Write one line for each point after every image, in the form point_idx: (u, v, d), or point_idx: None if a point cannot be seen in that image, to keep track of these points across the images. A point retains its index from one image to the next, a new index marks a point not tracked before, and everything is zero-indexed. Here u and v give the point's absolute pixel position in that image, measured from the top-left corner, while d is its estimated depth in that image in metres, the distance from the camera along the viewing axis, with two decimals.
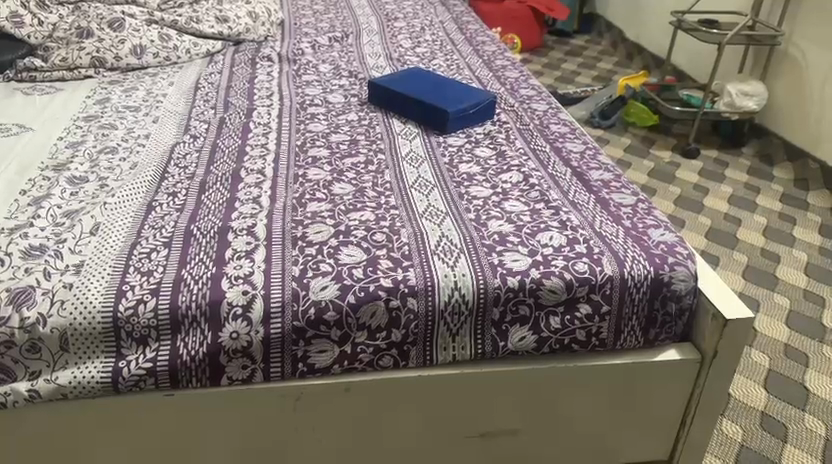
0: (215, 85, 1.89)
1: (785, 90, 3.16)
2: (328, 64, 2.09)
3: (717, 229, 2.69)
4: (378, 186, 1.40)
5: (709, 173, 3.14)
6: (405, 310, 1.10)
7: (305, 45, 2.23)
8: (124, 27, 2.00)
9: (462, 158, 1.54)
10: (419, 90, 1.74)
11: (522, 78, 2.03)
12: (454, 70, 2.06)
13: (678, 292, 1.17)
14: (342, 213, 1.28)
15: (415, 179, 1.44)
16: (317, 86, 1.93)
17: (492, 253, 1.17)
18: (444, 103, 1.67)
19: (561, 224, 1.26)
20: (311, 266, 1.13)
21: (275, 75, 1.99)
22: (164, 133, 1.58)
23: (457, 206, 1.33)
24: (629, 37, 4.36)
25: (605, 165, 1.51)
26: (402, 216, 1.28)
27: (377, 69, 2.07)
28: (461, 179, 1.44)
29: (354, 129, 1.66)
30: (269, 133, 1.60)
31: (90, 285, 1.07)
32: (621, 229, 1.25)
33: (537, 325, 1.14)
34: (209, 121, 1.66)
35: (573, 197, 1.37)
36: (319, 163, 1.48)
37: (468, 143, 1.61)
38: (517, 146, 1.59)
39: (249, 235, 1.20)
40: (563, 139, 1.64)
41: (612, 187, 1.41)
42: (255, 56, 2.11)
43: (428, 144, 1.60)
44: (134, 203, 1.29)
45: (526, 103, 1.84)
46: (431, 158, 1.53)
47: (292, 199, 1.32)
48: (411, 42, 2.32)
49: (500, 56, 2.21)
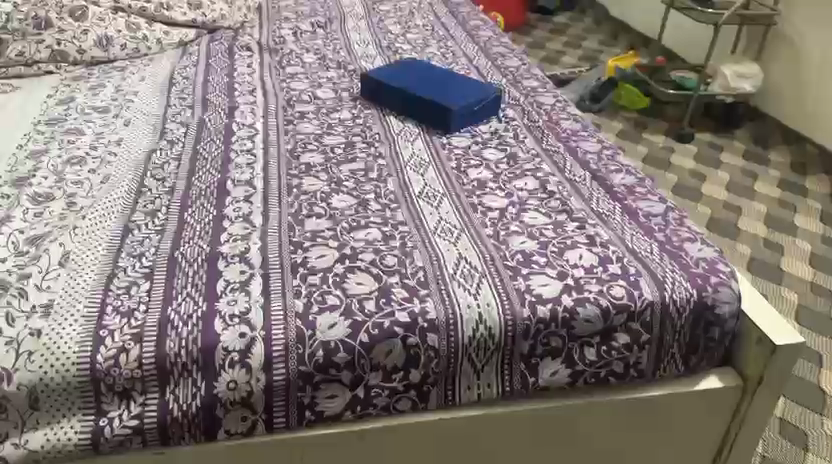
0: (191, 80, 1.72)
1: (782, 73, 3.08)
2: (313, 54, 1.93)
3: (718, 218, 2.61)
4: (382, 197, 1.27)
5: (705, 158, 3.05)
6: (425, 348, 0.98)
7: (286, 32, 2.07)
8: (87, 16, 1.81)
9: (469, 161, 1.41)
10: (420, 84, 1.60)
11: (524, 67, 1.89)
12: (450, 59, 1.91)
13: (721, 316, 1.07)
14: (345, 232, 1.15)
15: (421, 188, 1.31)
16: (304, 79, 1.77)
17: (518, 277, 1.05)
18: (447, 98, 1.53)
19: (588, 239, 1.14)
20: (317, 299, 0.99)
21: (256, 66, 1.83)
22: (137, 139, 1.42)
23: (472, 220, 1.21)
24: (615, 14, 4.24)
25: (625, 166, 1.40)
26: (412, 234, 1.15)
27: (367, 59, 1.92)
28: (471, 187, 1.31)
29: (348, 129, 1.52)
30: (255, 136, 1.45)
31: (62, 331, 0.92)
32: (655, 244, 1.14)
33: (571, 358, 1.02)
34: (187, 123, 1.50)
35: (597, 206, 1.25)
36: (313, 171, 1.34)
37: (475, 143, 1.48)
38: (528, 147, 1.47)
39: (243, 262, 1.06)
40: (576, 138, 1.51)
41: (636, 192, 1.29)
42: (233, 45, 1.94)
43: (432, 146, 1.47)
44: (108, 224, 1.13)
45: (532, 95, 1.71)
46: (436, 163, 1.40)
47: (287, 217, 1.18)
48: (401, 27, 2.17)
49: (496, 42, 2.07)
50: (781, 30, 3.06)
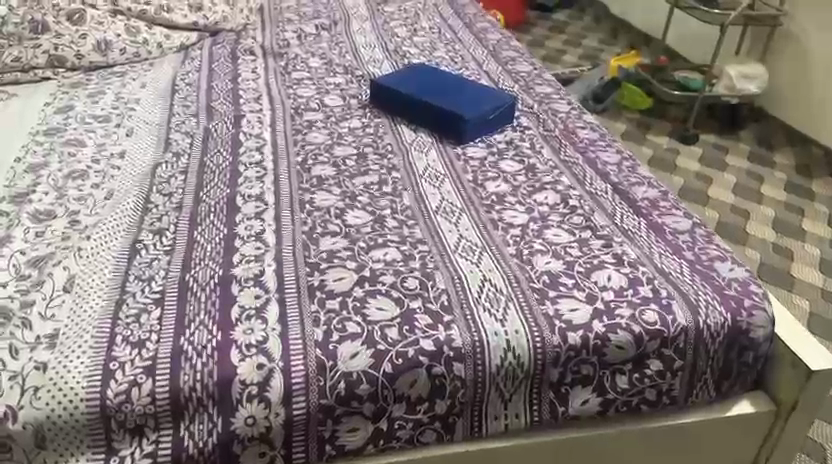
0: (194, 86, 1.66)
1: (787, 74, 3.05)
2: (319, 58, 1.87)
3: (725, 222, 2.57)
4: (398, 212, 1.22)
5: (710, 160, 3.01)
6: (451, 378, 0.93)
7: (290, 35, 2.01)
8: (85, 19, 1.74)
9: (486, 173, 1.36)
10: (431, 91, 1.55)
11: (535, 72, 1.85)
12: (459, 63, 1.87)
13: (755, 340, 1.03)
14: (363, 251, 1.10)
15: (438, 203, 1.26)
16: (310, 85, 1.72)
17: (546, 301, 1.01)
18: (461, 106, 1.49)
19: (616, 258, 1.10)
20: (337, 326, 0.94)
21: (261, 72, 1.77)
22: (141, 150, 1.37)
23: (493, 237, 1.16)
24: (616, 12, 4.19)
25: (646, 179, 1.35)
26: (432, 253, 1.10)
27: (374, 64, 1.86)
28: (489, 201, 1.27)
29: (359, 139, 1.47)
30: (263, 147, 1.40)
31: (68, 364, 0.87)
32: (685, 263, 1.10)
33: (602, 386, 0.98)
34: (192, 133, 1.44)
35: (622, 222, 1.21)
36: (325, 185, 1.29)
37: (490, 154, 1.43)
38: (546, 157, 1.42)
39: (257, 286, 1.01)
40: (594, 147, 1.47)
41: (661, 207, 1.25)
42: (236, 49, 1.88)
43: (446, 157, 1.42)
44: (113, 245, 1.09)
45: (545, 102, 1.67)
46: (452, 175, 1.36)
47: (301, 235, 1.13)
48: (407, 29, 2.11)
49: (505, 45, 2.02)
50: (787, 30, 3.02)
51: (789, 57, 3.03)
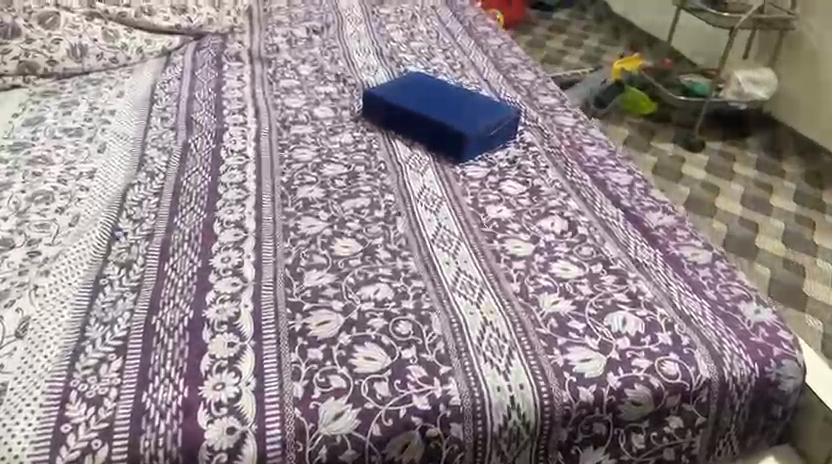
0: (175, 95, 1.55)
1: (798, 78, 2.93)
2: (310, 65, 1.77)
3: (733, 235, 2.48)
4: (391, 242, 1.11)
5: (716, 168, 2.91)
6: (448, 440, 0.83)
7: (279, 40, 1.91)
8: (59, 23, 1.64)
9: (486, 196, 1.26)
10: (426, 102, 1.45)
11: (539, 81, 1.74)
12: (458, 72, 1.76)
13: (785, 393, 0.93)
14: (351, 288, 0.99)
15: (434, 230, 1.16)
16: (299, 94, 1.61)
17: (554, 350, 0.90)
18: (457, 121, 1.39)
19: (630, 298, 1.00)
20: (320, 380, 0.84)
21: (247, 79, 1.66)
22: (112, 168, 1.27)
23: (494, 271, 1.06)
24: (619, 12, 4.08)
25: (661, 204, 1.25)
26: (427, 290, 1.00)
27: (368, 71, 1.76)
28: (490, 228, 1.17)
29: (350, 156, 1.37)
30: (245, 165, 1.30)
31: (14, 427, 0.78)
32: (707, 304, 1.00)
33: (616, 446, 0.89)
34: (169, 149, 1.34)
35: (635, 253, 1.11)
36: (312, 209, 1.18)
37: (492, 175, 1.33)
38: (551, 178, 1.32)
39: (232, 332, 0.91)
40: (603, 166, 1.37)
41: (678, 237, 1.15)
42: (221, 54, 1.78)
43: (444, 177, 1.32)
44: (75, 282, 0.99)
45: (550, 115, 1.56)
46: (450, 198, 1.25)
47: (283, 268, 1.03)
48: (404, 33, 2.00)
49: (507, 51, 1.92)
50: (798, 33, 2.91)
51: (799, 61, 2.92)
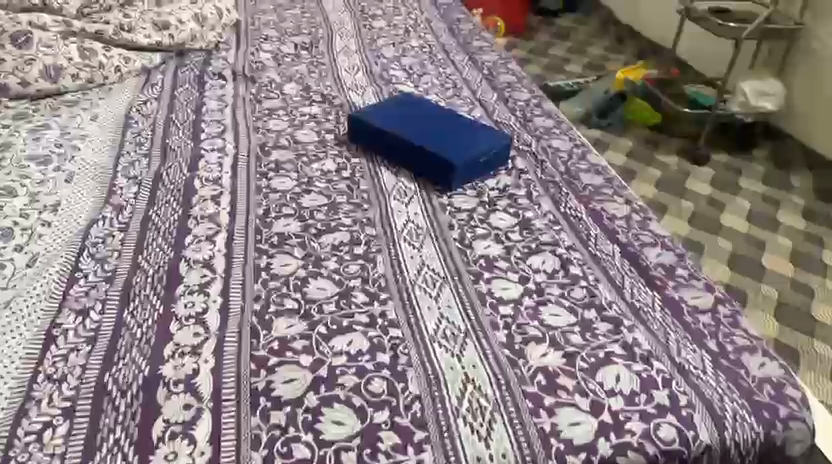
0: (152, 118, 1.49)
1: (806, 89, 2.84)
2: (295, 83, 1.70)
3: (739, 254, 2.39)
4: (369, 282, 1.04)
5: (722, 182, 2.82)
6: None
7: (265, 56, 1.84)
8: (32, 43, 1.58)
9: (474, 230, 1.19)
10: (413, 126, 1.37)
11: (535, 101, 1.67)
12: (450, 91, 1.69)
13: (792, 458, 0.86)
14: (323, 339, 0.92)
15: (417, 270, 1.08)
16: (282, 116, 1.54)
17: (540, 412, 0.84)
18: (446, 147, 1.31)
19: (625, 350, 0.93)
20: (286, 450, 0.78)
21: (229, 99, 1.59)
22: (78, 200, 1.20)
23: (479, 318, 0.98)
24: (622, 19, 3.99)
25: (660, 239, 1.18)
26: (406, 341, 0.93)
27: (356, 91, 1.69)
28: (477, 267, 1.09)
29: (332, 184, 1.30)
30: (220, 196, 1.23)
31: None
32: (707, 358, 0.94)
33: None
34: (140, 178, 1.27)
35: (631, 297, 1.03)
36: (287, 245, 1.11)
37: (482, 205, 1.26)
38: (544, 210, 1.24)
39: (189, 392, 0.85)
40: (600, 196, 1.30)
41: (677, 279, 1.08)
42: (203, 72, 1.71)
43: (430, 208, 1.24)
44: (26, 333, 0.93)
45: (544, 138, 1.49)
46: (435, 232, 1.18)
47: (250, 317, 0.96)
48: (395, 49, 1.93)
49: (502, 68, 1.84)
50: (807, 43, 2.82)
51: (808, 72, 2.83)
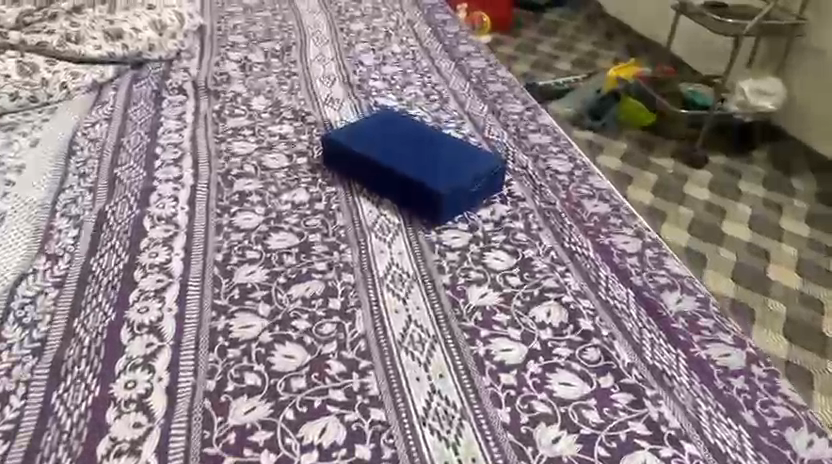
0: (101, 143, 1.32)
1: (808, 89, 2.72)
2: (264, 97, 1.53)
3: (743, 265, 2.26)
4: (346, 345, 0.89)
5: (721, 186, 2.69)
6: None
7: (232, 67, 1.67)
8: None
9: (468, 273, 1.03)
10: (393, 146, 1.21)
11: (529, 114, 1.52)
12: (435, 103, 1.54)
13: None
14: (291, 428, 0.78)
15: (402, 327, 0.92)
16: (249, 136, 1.38)
17: None
18: (431, 174, 1.15)
19: (651, 429, 0.79)
20: None
21: (189, 118, 1.43)
22: (7, 247, 1.04)
23: (475, 390, 0.83)
24: (613, 13, 3.83)
25: (679, 281, 1.04)
26: (390, 426, 0.78)
27: (332, 105, 1.53)
28: (471, 322, 0.94)
29: (304, 219, 1.14)
30: (173, 239, 1.07)
31: None
32: (744, 435, 0.81)
33: None
34: (81, 218, 1.11)
35: (653, 357, 0.90)
36: (251, 300, 0.96)
37: (475, 241, 1.11)
38: (545, 246, 1.10)
39: None
40: (607, 227, 1.15)
41: (701, 333, 0.94)
42: (162, 87, 1.54)
43: (416, 247, 1.09)
44: None
45: (542, 159, 1.35)
46: (422, 277, 1.02)
47: (202, 400, 0.81)
48: (375, 56, 1.77)
49: (492, 75, 1.69)
50: (808, 41, 2.70)
51: (810, 71, 2.70)
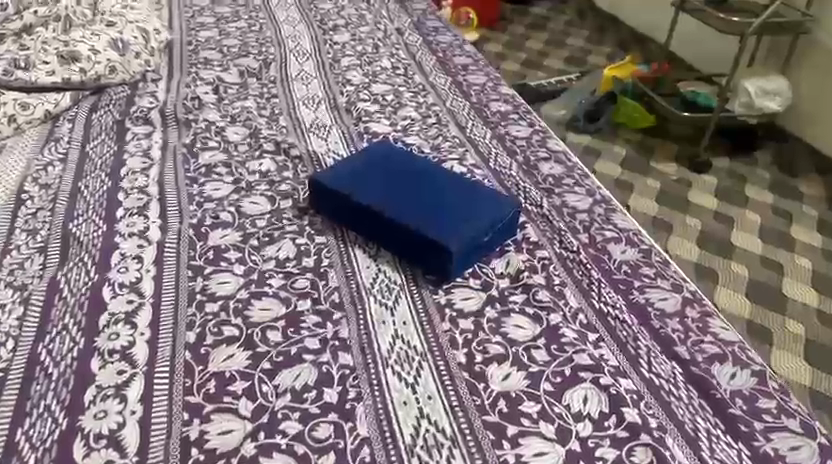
0: (54, 189, 1.16)
1: (816, 90, 2.46)
2: (241, 126, 1.37)
3: (756, 281, 2.01)
4: (347, 455, 0.74)
5: (726, 191, 2.43)
6: None
7: (205, 89, 1.50)
8: None
9: (486, 347, 0.88)
10: (392, 189, 1.06)
11: (537, 138, 1.37)
12: (433, 128, 1.38)
13: None
14: None
15: (414, 425, 0.78)
16: (225, 174, 1.22)
17: None
18: (436, 221, 1.00)
19: None
20: None
21: (157, 154, 1.27)
22: None
23: None
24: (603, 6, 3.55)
25: (729, 350, 0.90)
26: None
27: (318, 132, 1.37)
28: (495, 416, 0.79)
29: (291, 279, 0.99)
30: (138, 314, 0.92)
31: None
32: None
33: None
34: (28, 289, 0.95)
35: (712, 457, 0.76)
36: (233, 395, 0.80)
37: (491, 301, 0.96)
38: (572, 307, 0.95)
39: None
40: (639, 279, 1.01)
41: (762, 419, 0.81)
42: (125, 116, 1.38)
43: (422, 313, 0.94)
44: None
45: (556, 194, 1.20)
46: (432, 354, 0.87)
47: None
48: (363, 71, 1.61)
49: (493, 93, 1.54)
50: (816, 38, 2.43)
51: (818, 71, 2.44)
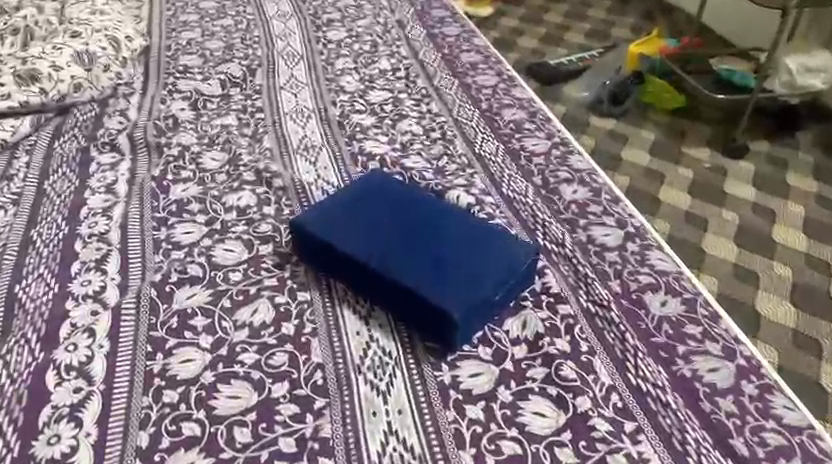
0: (2, 240, 1.01)
1: None
2: (220, 150, 1.21)
3: (804, 283, 1.66)
4: None
5: (764, 176, 2.05)
6: None
7: (181, 105, 1.34)
8: None
9: (498, 445, 0.73)
10: (386, 227, 0.89)
11: (558, 153, 1.19)
12: (437, 145, 1.21)
13: None
14: None
15: None
16: (199, 213, 1.06)
17: None
18: (430, 268, 0.83)
19: None
20: None
21: (123, 188, 1.12)
22: None
23: None
24: None
25: (795, 442, 0.74)
26: None
27: (307, 155, 1.20)
28: None
29: (267, 351, 0.83)
30: (85, 406, 0.78)
31: None
32: None
33: None
34: None
35: None
36: None
37: (504, 377, 0.80)
38: (604, 383, 0.79)
39: None
40: (684, 343, 0.84)
41: None
42: (91, 142, 1.22)
43: (420, 397, 0.78)
44: None
45: (582, 227, 1.03)
46: (434, 456, 0.72)
47: None
48: (359, 76, 1.43)
49: (505, 97, 1.36)
50: None
51: None
